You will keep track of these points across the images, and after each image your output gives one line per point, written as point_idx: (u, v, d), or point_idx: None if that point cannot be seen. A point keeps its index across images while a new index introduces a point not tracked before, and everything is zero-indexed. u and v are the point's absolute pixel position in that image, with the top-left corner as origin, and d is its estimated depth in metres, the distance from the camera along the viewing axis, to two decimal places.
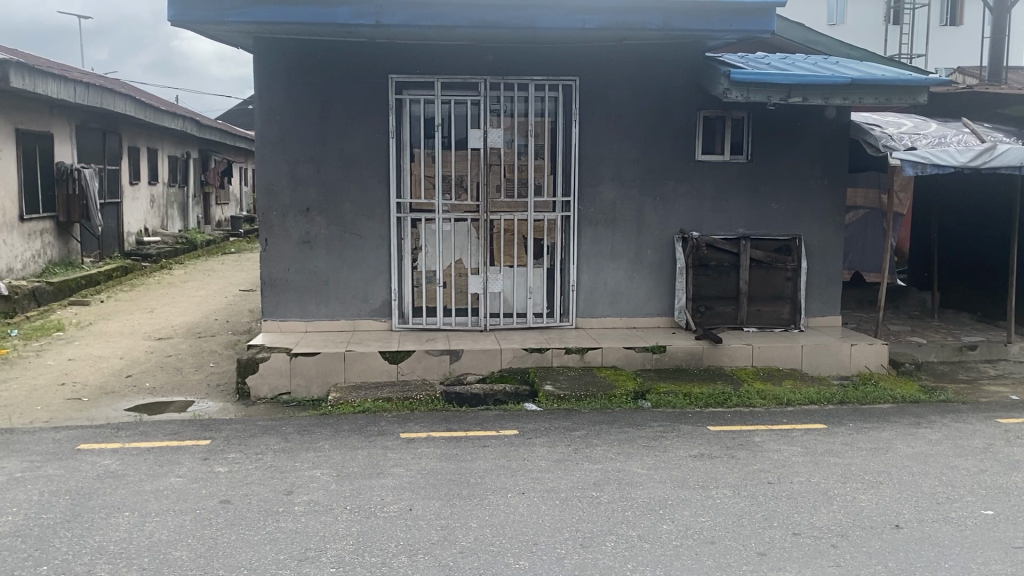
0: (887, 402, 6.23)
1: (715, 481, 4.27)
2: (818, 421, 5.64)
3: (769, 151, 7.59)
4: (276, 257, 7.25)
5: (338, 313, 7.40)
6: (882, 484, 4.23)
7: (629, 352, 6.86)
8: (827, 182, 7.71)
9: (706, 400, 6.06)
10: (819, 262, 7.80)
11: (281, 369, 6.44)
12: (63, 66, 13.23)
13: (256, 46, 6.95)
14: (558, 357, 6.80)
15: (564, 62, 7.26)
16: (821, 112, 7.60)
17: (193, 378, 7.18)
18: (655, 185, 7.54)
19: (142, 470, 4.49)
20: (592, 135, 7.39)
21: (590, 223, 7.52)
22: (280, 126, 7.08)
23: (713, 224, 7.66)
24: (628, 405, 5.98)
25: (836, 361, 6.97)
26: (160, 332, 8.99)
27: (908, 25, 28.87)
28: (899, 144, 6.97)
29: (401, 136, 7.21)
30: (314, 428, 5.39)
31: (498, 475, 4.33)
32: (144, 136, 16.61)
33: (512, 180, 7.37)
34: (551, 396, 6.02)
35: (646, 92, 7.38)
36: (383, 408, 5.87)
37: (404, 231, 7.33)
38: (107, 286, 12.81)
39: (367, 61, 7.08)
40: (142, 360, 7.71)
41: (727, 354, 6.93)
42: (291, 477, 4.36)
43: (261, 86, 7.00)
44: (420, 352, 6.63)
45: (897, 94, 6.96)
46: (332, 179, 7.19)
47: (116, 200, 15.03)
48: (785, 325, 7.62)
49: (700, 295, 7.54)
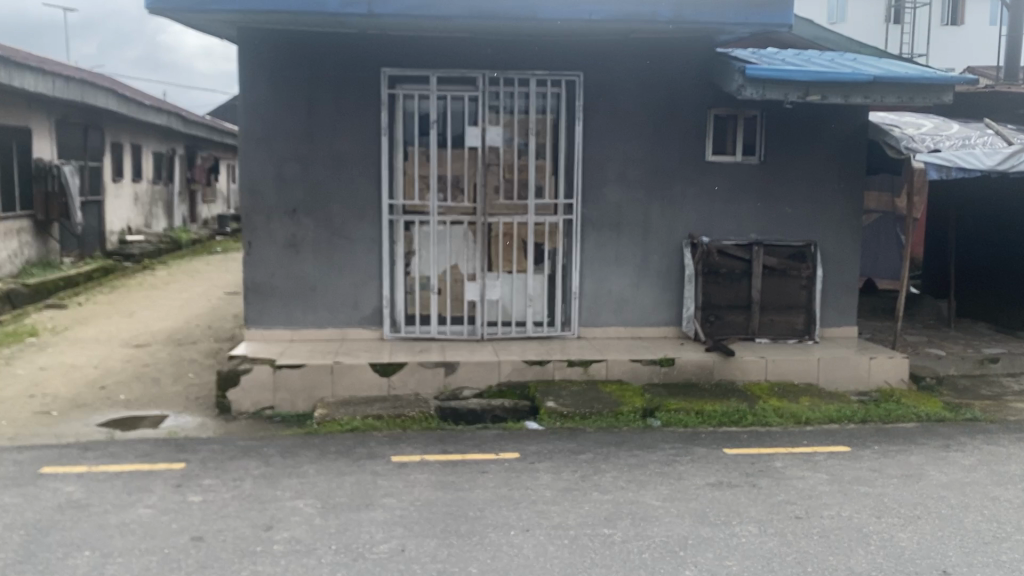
0: (912, 421, 5.85)
1: (740, 515, 3.86)
2: (842, 443, 5.23)
3: (783, 152, 7.19)
4: (260, 261, 6.82)
5: (326, 321, 6.97)
6: (923, 519, 3.83)
7: (635, 364, 6.45)
8: (843, 186, 7.31)
9: (720, 419, 5.64)
10: (835, 269, 7.39)
11: (264, 382, 6.05)
12: (43, 59, 12.75)
13: (241, 36, 6.51)
14: (559, 370, 6.39)
15: (568, 56, 6.84)
16: (839, 110, 7.20)
17: (171, 390, 6.73)
18: (663, 187, 7.14)
19: (108, 499, 4.05)
20: (597, 133, 6.98)
21: (594, 227, 7.11)
22: (265, 122, 6.65)
23: (724, 229, 7.25)
24: (637, 423, 5.56)
25: (854, 375, 6.58)
26: (138, 339, 8.53)
27: (905, 27, 28.65)
28: (922, 145, 6.62)
29: (395, 133, 6.80)
30: (298, 449, 4.96)
31: (499, 508, 3.90)
32: (128, 133, 16.12)
33: (511, 181, 6.94)
34: (554, 414, 5.60)
35: (654, 88, 6.98)
36: (372, 427, 5.41)
37: (396, 234, 6.90)
38: (87, 287, 12.34)
39: (358, 54, 6.65)
40: (118, 370, 7.26)
41: (739, 367, 6.51)
42: (272, 508, 3.93)
43: (246, 80, 6.58)
44: (414, 364, 6.23)
45: (922, 93, 6.56)
46: (321, 179, 6.77)
47: (99, 198, 14.56)
48: (799, 337, 7.22)
49: (710, 304, 7.14)
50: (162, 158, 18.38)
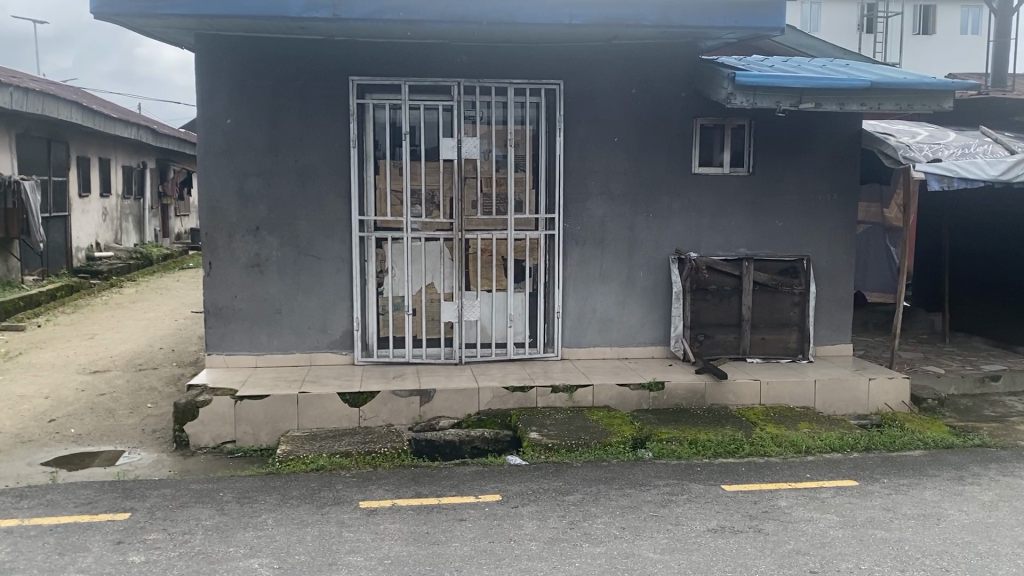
0: (917, 448, 5.50)
1: (746, 569, 3.48)
2: (848, 477, 4.87)
3: (774, 163, 6.85)
4: (221, 282, 6.39)
5: (293, 345, 6.54)
6: (951, 571, 3.46)
7: (623, 390, 6.06)
8: (836, 197, 6.98)
9: (715, 450, 5.26)
10: (829, 284, 7.06)
11: (224, 415, 5.63)
12: (3, 70, 12.24)
13: (199, 44, 6.10)
14: (542, 397, 6.00)
15: (547, 63, 6.48)
16: (831, 118, 6.87)
17: (126, 422, 6.27)
18: (648, 200, 6.78)
19: (37, 562, 3.60)
20: (579, 143, 6.62)
21: (576, 242, 6.73)
22: (226, 135, 6.23)
23: (713, 244, 6.90)
24: (626, 456, 5.17)
25: (853, 398, 6.25)
26: (96, 364, 8.05)
27: (881, 35, 28.65)
28: (920, 155, 6.32)
29: (365, 145, 6.40)
30: (258, 493, 4.53)
31: (479, 566, 3.50)
32: (96, 146, 15.60)
33: (489, 196, 6.56)
34: (537, 447, 5.18)
35: (639, 96, 6.63)
36: (340, 466, 4.98)
37: (367, 252, 6.49)
38: (48, 308, 11.81)
39: (324, 62, 6.24)
40: (71, 400, 6.78)
41: (732, 391, 6.15)
42: (222, 570, 3.50)
43: (204, 91, 6.15)
44: (386, 393, 5.81)
45: (920, 99, 6.25)
46: (286, 194, 6.35)
47: (63, 214, 14.04)
48: (792, 355, 6.89)
49: (699, 321, 6.80)
50: (131, 172, 17.87)
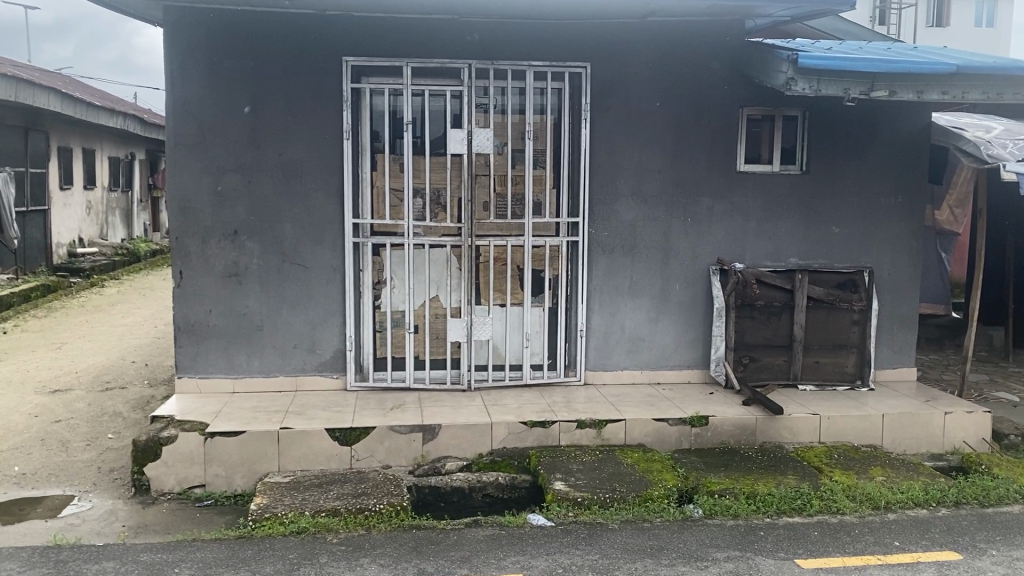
0: (1017, 503, 4.59)
1: None
2: (948, 546, 3.98)
3: (831, 160, 5.95)
4: (193, 295, 5.49)
5: (275, 367, 5.65)
6: None
7: (660, 425, 5.17)
8: (900, 200, 6.08)
9: (777, 505, 4.37)
10: (892, 300, 6.16)
11: (192, 455, 4.74)
12: None
13: (169, 18, 5.19)
14: (567, 433, 5.11)
15: (572, 41, 5.56)
16: (898, 110, 5.96)
17: (80, 458, 5.37)
18: (687, 202, 5.88)
19: None
20: (609, 136, 5.72)
21: (603, 250, 5.83)
22: (199, 123, 5.32)
23: (760, 252, 6.01)
24: (672, 513, 4.29)
25: (927, 435, 5.37)
26: (57, 382, 7.14)
27: (896, 27, 27.77)
28: (1007, 153, 5.39)
29: (360, 136, 5.51)
30: (223, 570, 3.64)
31: None
32: (79, 136, 14.67)
33: (504, 196, 5.66)
34: (565, 502, 4.30)
35: (679, 83, 5.73)
36: (326, 527, 4.07)
37: (362, 261, 5.60)
38: (21, 310, 10.93)
39: (313, 41, 5.33)
40: (21, 428, 5.88)
41: (788, 427, 5.27)
42: None
43: (175, 71, 5.25)
44: (383, 430, 4.92)
45: (1011, 88, 5.33)
46: (268, 193, 5.46)
47: (43, 208, 13.14)
48: (850, 382, 5.99)
49: (744, 343, 5.92)
50: (119, 163, 16.97)
